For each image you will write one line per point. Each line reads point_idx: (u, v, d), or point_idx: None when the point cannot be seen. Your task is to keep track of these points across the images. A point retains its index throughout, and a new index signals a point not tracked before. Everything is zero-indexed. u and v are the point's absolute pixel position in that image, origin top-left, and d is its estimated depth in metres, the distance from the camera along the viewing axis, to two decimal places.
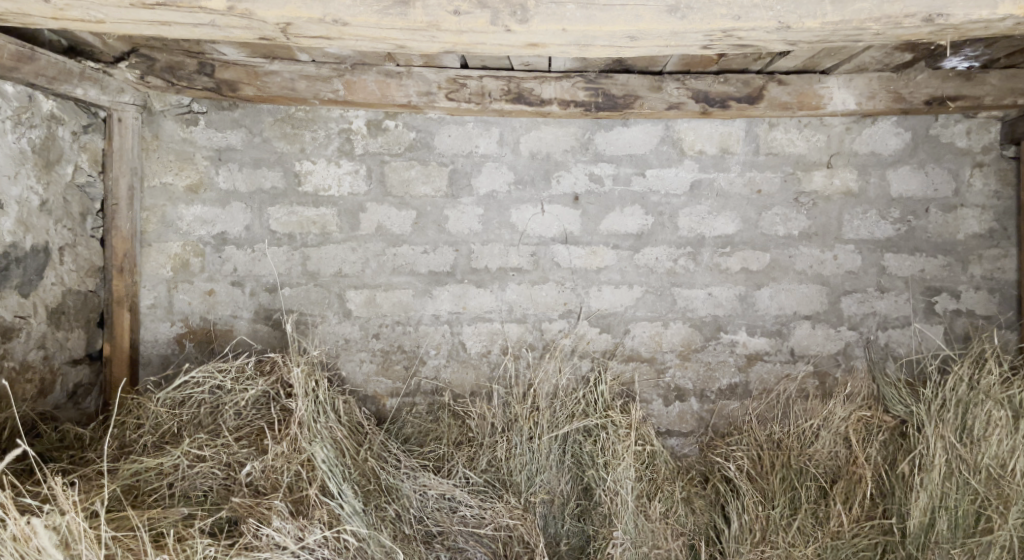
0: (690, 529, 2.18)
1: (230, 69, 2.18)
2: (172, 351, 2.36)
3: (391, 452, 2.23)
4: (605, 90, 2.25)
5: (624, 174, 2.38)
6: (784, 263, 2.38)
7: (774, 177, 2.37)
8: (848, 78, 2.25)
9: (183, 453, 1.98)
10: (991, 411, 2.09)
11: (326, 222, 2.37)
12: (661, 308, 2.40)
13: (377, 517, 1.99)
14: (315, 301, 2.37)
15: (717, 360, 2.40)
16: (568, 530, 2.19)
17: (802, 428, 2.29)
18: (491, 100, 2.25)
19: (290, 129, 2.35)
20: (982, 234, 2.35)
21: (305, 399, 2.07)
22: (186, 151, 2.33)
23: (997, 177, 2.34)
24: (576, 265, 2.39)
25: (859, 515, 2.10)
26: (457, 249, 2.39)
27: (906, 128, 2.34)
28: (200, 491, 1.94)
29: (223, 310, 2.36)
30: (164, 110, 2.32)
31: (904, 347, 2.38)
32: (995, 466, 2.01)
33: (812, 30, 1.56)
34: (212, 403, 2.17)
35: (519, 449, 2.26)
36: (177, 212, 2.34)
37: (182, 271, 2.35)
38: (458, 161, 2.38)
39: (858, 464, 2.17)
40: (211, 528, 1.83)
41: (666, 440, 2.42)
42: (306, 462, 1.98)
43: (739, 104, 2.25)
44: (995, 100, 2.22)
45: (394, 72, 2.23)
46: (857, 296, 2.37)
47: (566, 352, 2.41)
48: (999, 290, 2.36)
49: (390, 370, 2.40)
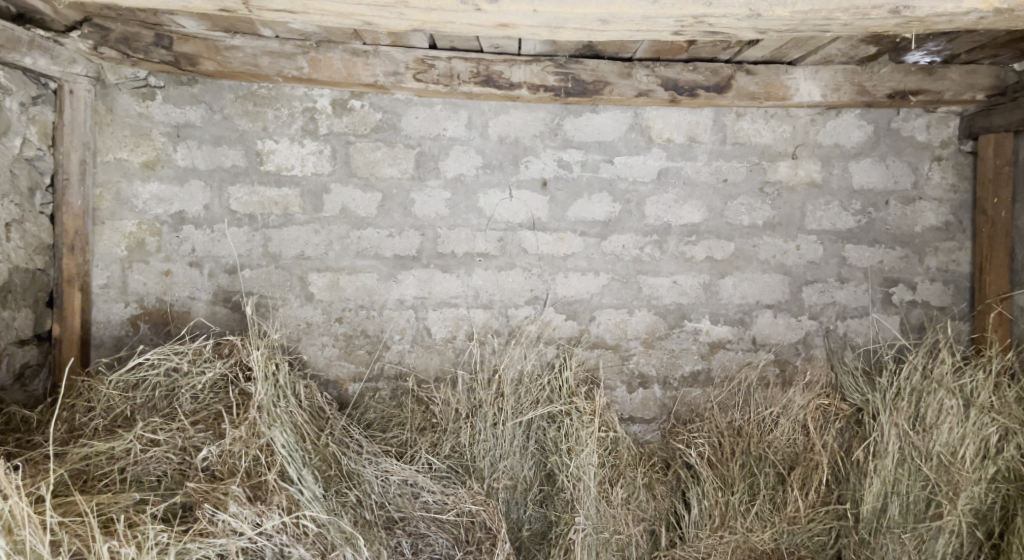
0: (651, 515, 2.21)
1: (189, 42, 2.11)
2: (126, 332, 2.29)
3: (353, 438, 2.19)
4: (574, 75, 2.24)
5: (593, 161, 2.37)
6: (747, 252, 2.40)
7: (740, 166, 2.38)
8: (814, 69, 2.27)
9: (136, 437, 1.91)
10: (944, 400, 2.13)
11: (289, 202, 2.32)
12: (627, 295, 2.41)
13: (337, 502, 1.97)
14: (277, 283, 2.32)
15: (681, 348, 2.42)
16: (531, 516, 2.21)
17: (762, 416, 2.32)
18: (459, 82, 2.22)
19: (251, 106, 2.28)
20: (939, 227, 2.41)
21: (264, 383, 2.02)
22: (142, 126, 2.25)
23: (954, 171, 2.40)
24: (543, 252, 2.38)
25: (815, 500, 2.16)
26: (423, 233, 2.36)
27: (869, 121, 2.37)
28: (154, 476, 1.88)
29: (180, 291, 2.29)
30: (118, 83, 2.23)
31: (862, 337, 2.42)
32: (946, 454, 2.07)
33: (781, 18, 1.57)
34: (167, 386, 2.10)
35: (483, 435, 2.25)
36: (133, 189, 2.26)
37: (137, 251, 2.27)
38: (425, 143, 2.35)
39: (815, 451, 2.21)
40: (164, 514, 1.78)
41: (629, 426, 2.42)
42: (265, 446, 1.93)
43: (708, 93, 2.26)
44: (955, 95, 2.27)
45: (361, 50, 2.18)
46: (818, 287, 2.41)
47: (532, 338, 2.40)
48: (953, 282, 2.42)
49: (352, 355, 2.36)
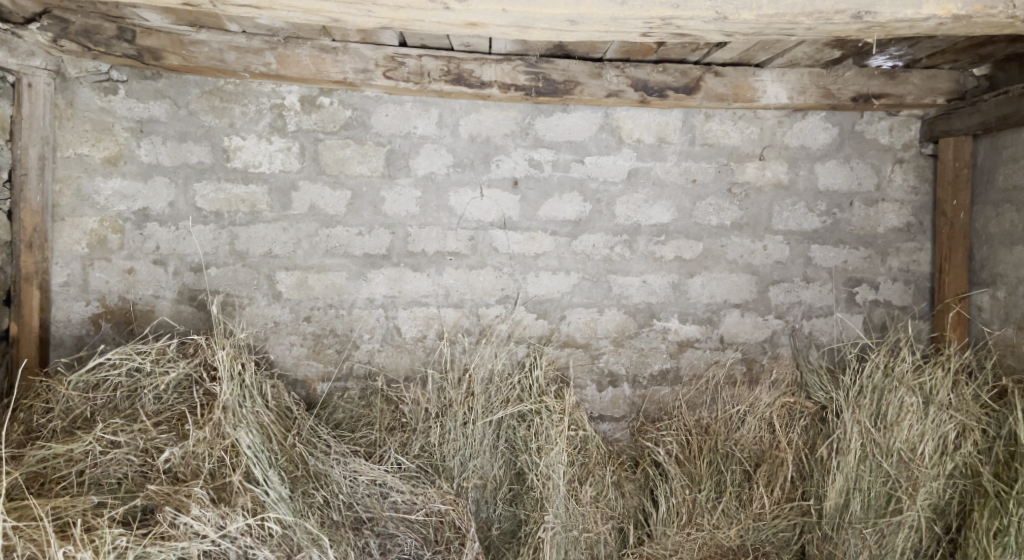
0: (619, 513, 2.23)
1: (153, 36, 2.07)
2: (87, 332, 2.23)
3: (321, 438, 2.17)
4: (546, 75, 2.24)
5: (564, 161, 2.38)
6: (715, 252, 2.43)
7: (708, 167, 2.41)
8: (781, 72, 2.30)
9: (95, 438, 1.87)
10: (904, 397, 2.16)
11: (256, 200, 2.29)
12: (597, 294, 2.42)
13: (304, 503, 1.94)
14: (243, 282, 2.29)
15: (650, 347, 2.44)
16: (500, 515, 2.22)
17: (729, 414, 2.35)
18: (430, 80, 2.21)
19: (218, 102, 2.25)
20: (901, 228, 2.46)
21: (229, 383, 1.98)
22: (104, 121, 2.20)
23: (916, 173, 2.45)
24: (514, 251, 2.38)
25: (780, 496, 2.19)
26: (393, 232, 2.34)
27: (834, 124, 2.41)
28: (114, 479, 1.84)
29: (144, 290, 2.25)
30: (79, 77, 2.18)
31: (827, 336, 2.47)
32: (906, 450, 2.10)
33: (747, 21, 1.59)
34: (129, 387, 2.05)
35: (453, 435, 2.25)
36: (94, 185, 2.21)
37: (99, 248, 2.22)
38: (396, 141, 2.33)
39: (780, 449, 2.24)
40: (123, 517, 1.74)
41: (598, 425, 2.44)
42: (230, 447, 1.90)
43: (677, 95, 2.28)
44: (916, 99, 2.32)
45: (330, 47, 2.16)
46: (784, 287, 2.45)
47: (502, 338, 2.40)
48: (915, 282, 2.47)
49: (321, 354, 2.34)
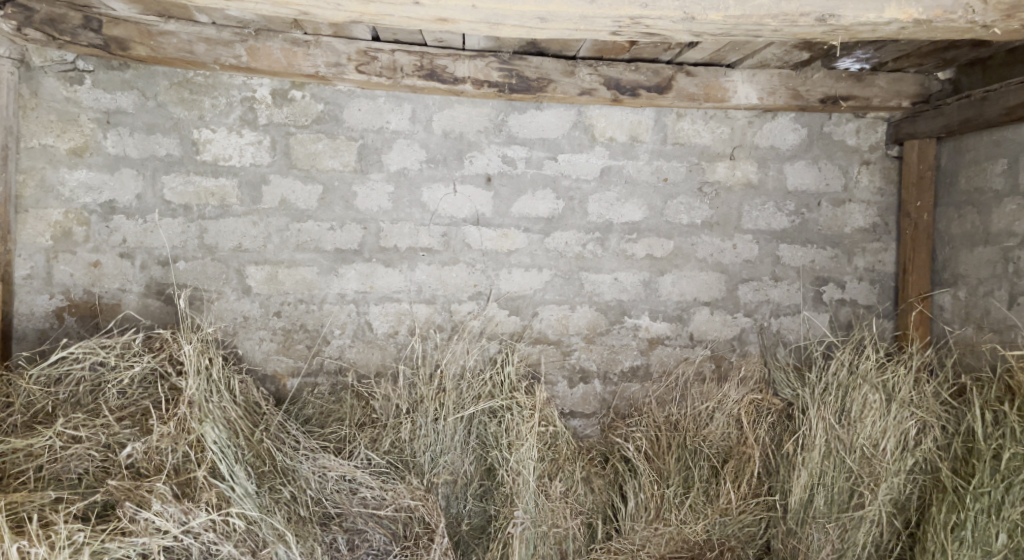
0: (588, 508, 2.24)
1: (120, 26, 2.03)
2: (50, 325, 2.20)
3: (289, 434, 2.15)
4: (519, 72, 2.25)
5: (537, 158, 2.39)
6: (686, 251, 2.45)
7: (679, 166, 2.43)
8: (751, 72, 2.33)
9: (55, 434, 1.84)
10: (868, 395, 2.20)
11: (226, 193, 2.27)
12: (569, 291, 2.43)
13: (271, 499, 1.93)
14: (212, 276, 2.27)
15: (621, 344, 2.46)
16: (470, 510, 2.22)
17: (698, 411, 2.37)
18: (403, 75, 2.20)
19: (187, 94, 2.23)
20: (867, 228, 2.50)
21: (196, 378, 1.96)
22: (69, 112, 2.17)
23: (881, 175, 2.50)
24: (486, 247, 2.39)
25: (746, 492, 2.22)
26: (365, 227, 2.33)
27: (803, 125, 2.45)
28: (74, 474, 1.82)
29: (110, 283, 2.22)
30: (44, 66, 2.14)
31: (794, 334, 2.51)
32: (868, 446, 2.13)
33: (715, 22, 1.60)
34: (92, 381, 2.02)
35: (424, 430, 2.24)
36: (59, 176, 2.18)
37: (63, 240, 2.19)
38: (368, 136, 2.32)
39: (747, 445, 2.27)
40: (82, 512, 1.72)
41: (569, 421, 2.45)
42: (195, 442, 1.88)
43: (649, 94, 2.29)
44: (882, 102, 2.36)
45: (302, 40, 2.14)
46: (753, 285, 2.48)
47: (475, 334, 2.40)
48: (879, 281, 2.52)
49: (291, 350, 2.33)
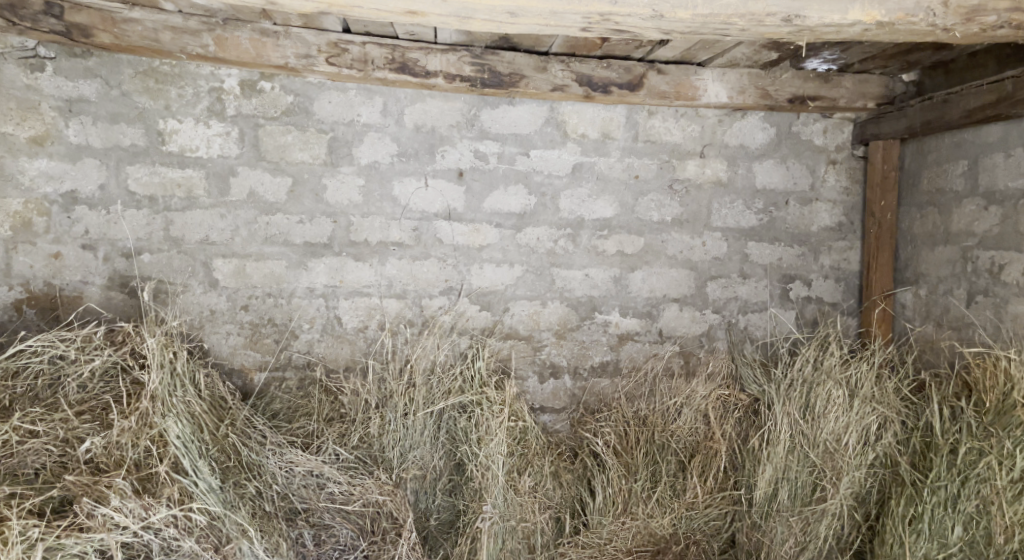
0: (557, 502, 2.25)
1: (83, 12, 1.98)
2: (8, 317, 2.15)
3: (255, 429, 2.13)
4: (491, 67, 2.24)
5: (509, 153, 2.38)
6: (656, 248, 2.47)
7: (651, 163, 2.45)
8: (722, 71, 2.35)
9: (11, 428, 1.80)
10: (832, 391, 2.23)
11: (192, 184, 2.23)
12: (540, 287, 2.44)
13: (235, 494, 1.91)
14: (178, 269, 2.24)
15: (591, 340, 2.47)
16: (439, 505, 2.21)
17: (667, 406, 2.40)
18: (374, 67, 2.18)
19: (153, 83, 2.19)
20: (832, 227, 2.55)
21: (159, 371, 1.93)
22: (29, 99, 2.12)
23: (847, 174, 2.54)
24: (458, 242, 2.38)
25: (712, 487, 2.25)
26: (335, 220, 2.32)
27: (772, 124, 2.48)
28: (29, 470, 1.78)
29: (71, 275, 2.18)
30: (3, 52, 2.09)
31: (761, 331, 2.55)
32: (831, 441, 2.15)
33: (683, 20, 1.60)
34: (52, 375, 1.99)
35: (393, 426, 2.23)
36: (18, 165, 2.12)
37: (23, 231, 2.14)
38: (339, 129, 2.30)
39: (714, 440, 2.30)
40: (38, 508, 1.69)
41: (539, 416, 2.47)
42: (157, 437, 1.85)
43: (621, 91, 2.31)
44: (849, 102, 2.40)
45: (271, 30, 2.11)
46: (721, 282, 2.51)
47: (445, 329, 2.40)
48: (844, 279, 2.57)
49: (259, 344, 2.31)
